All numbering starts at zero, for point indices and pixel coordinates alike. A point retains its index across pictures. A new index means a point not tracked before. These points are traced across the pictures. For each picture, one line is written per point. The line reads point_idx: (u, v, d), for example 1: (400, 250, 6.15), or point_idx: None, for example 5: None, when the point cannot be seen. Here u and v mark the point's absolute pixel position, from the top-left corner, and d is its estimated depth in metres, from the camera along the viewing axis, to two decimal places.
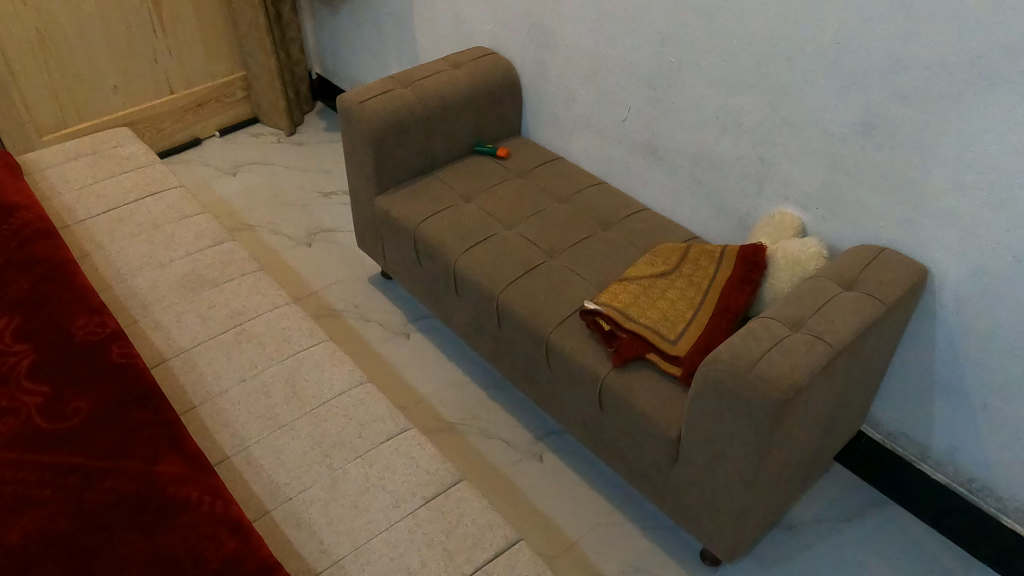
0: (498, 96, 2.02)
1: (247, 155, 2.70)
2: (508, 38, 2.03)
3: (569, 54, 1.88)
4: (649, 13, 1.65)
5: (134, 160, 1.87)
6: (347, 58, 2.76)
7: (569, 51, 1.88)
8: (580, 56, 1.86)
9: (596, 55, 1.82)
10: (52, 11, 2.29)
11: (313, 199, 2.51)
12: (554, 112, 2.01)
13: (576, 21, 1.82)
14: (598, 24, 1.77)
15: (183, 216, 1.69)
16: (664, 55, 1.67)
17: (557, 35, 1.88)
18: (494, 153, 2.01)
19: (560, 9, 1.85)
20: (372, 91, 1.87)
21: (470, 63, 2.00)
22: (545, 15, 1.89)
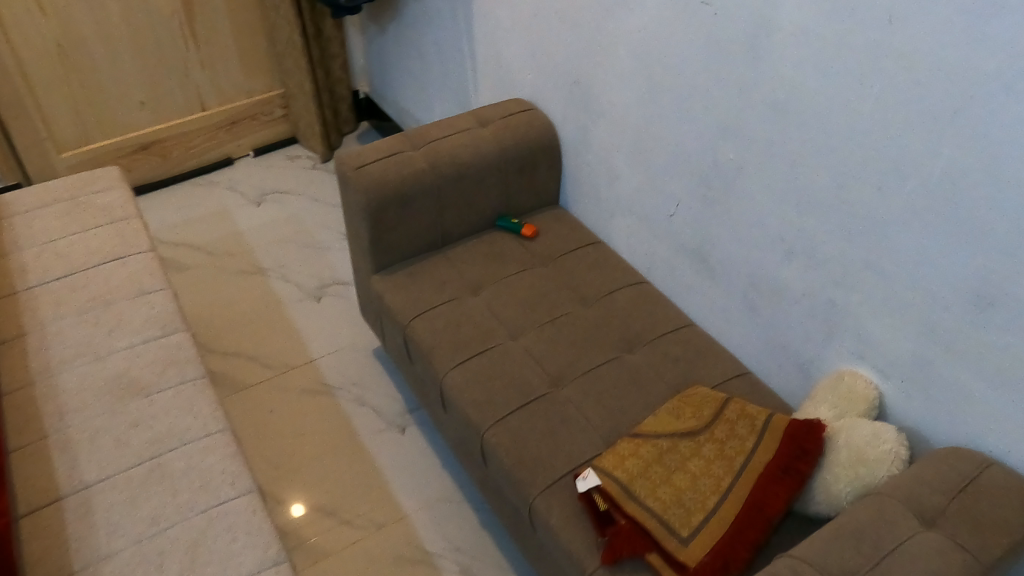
0: (532, 161, 1.68)
1: (277, 182, 2.49)
2: (548, 92, 1.69)
3: (612, 124, 1.53)
4: (709, 95, 1.28)
5: (111, 213, 1.66)
6: (393, 80, 2.48)
7: (613, 121, 1.52)
8: (621, 130, 1.51)
9: (641, 132, 1.46)
10: (74, 22, 2.12)
11: (336, 241, 2.27)
12: (594, 186, 1.66)
13: (622, 88, 1.46)
14: (648, 96, 1.41)
15: (140, 292, 1.47)
16: (726, 150, 1.29)
17: (601, 99, 1.53)
18: (518, 229, 1.67)
19: (605, 71, 1.49)
20: (375, 154, 1.55)
21: (499, 121, 1.66)
22: (586, 76, 1.54)
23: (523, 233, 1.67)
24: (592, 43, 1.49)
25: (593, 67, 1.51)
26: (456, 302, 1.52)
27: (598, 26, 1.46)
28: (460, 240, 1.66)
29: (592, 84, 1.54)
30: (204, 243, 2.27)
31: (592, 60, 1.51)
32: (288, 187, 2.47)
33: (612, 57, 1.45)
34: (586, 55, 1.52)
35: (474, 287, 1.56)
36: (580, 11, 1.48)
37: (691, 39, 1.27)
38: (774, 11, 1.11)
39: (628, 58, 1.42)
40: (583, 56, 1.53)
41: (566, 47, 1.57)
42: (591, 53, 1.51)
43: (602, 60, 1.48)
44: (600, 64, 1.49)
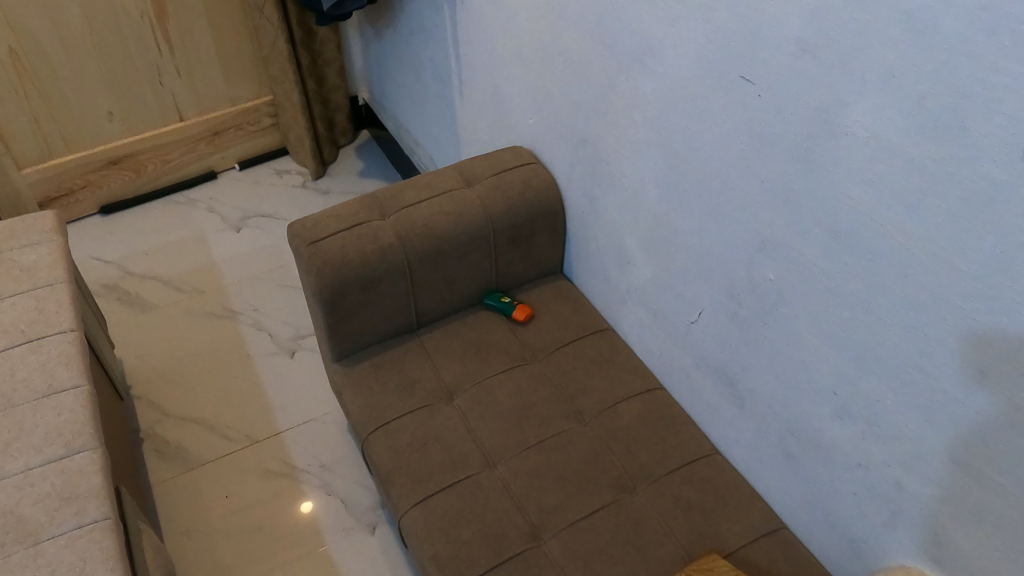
0: (529, 229, 1.37)
1: (260, 203, 2.23)
2: (552, 143, 1.37)
3: (625, 198, 1.22)
4: (745, 193, 0.98)
5: (34, 276, 1.41)
6: (390, 91, 2.17)
7: (625, 195, 1.22)
8: (634, 209, 1.21)
9: (658, 216, 1.16)
10: (29, 26, 1.83)
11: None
12: (602, 264, 1.35)
13: (637, 159, 1.16)
14: (667, 176, 1.11)
15: (48, 391, 1.22)
16: (765, 264, 0.99)
17: (613, 166, 1.22)
18: (508, 310, 1.37)
19: (620, 135, 1.17)
20: (334, 225, 1.26)
21: (488, 180, 1.35)
22: (597, 136, 1.23)
23: (515, 316, 1.37)
24: (603, 100, 1.18)
25: (604, 127, 1.21)
26: (425, 411, 1.24)
27: (611, 79, 1.15)
28: (438, 322, 1.39)
29: (602, 147, 1.23)
30: (172, 276, 2.03)
31: (605, 119, 1.20)
32: (272, 211, 2.21)
33: (626, 121, 1.15)
34: (597, 111, 1.21)
35: (449, 390, 1.28)
36: (593, 58, 1.17)
37: (727, 120, 0.96)
38: (841, 109, 0.80)
39: (647, 126, 1.11)
40: (593, 112, 1.22)
41: (572, 98, 1.26)
42: (602, 112, 1.20)
43: (613, 121, 1.18)
44: (613, 124, 1.19)
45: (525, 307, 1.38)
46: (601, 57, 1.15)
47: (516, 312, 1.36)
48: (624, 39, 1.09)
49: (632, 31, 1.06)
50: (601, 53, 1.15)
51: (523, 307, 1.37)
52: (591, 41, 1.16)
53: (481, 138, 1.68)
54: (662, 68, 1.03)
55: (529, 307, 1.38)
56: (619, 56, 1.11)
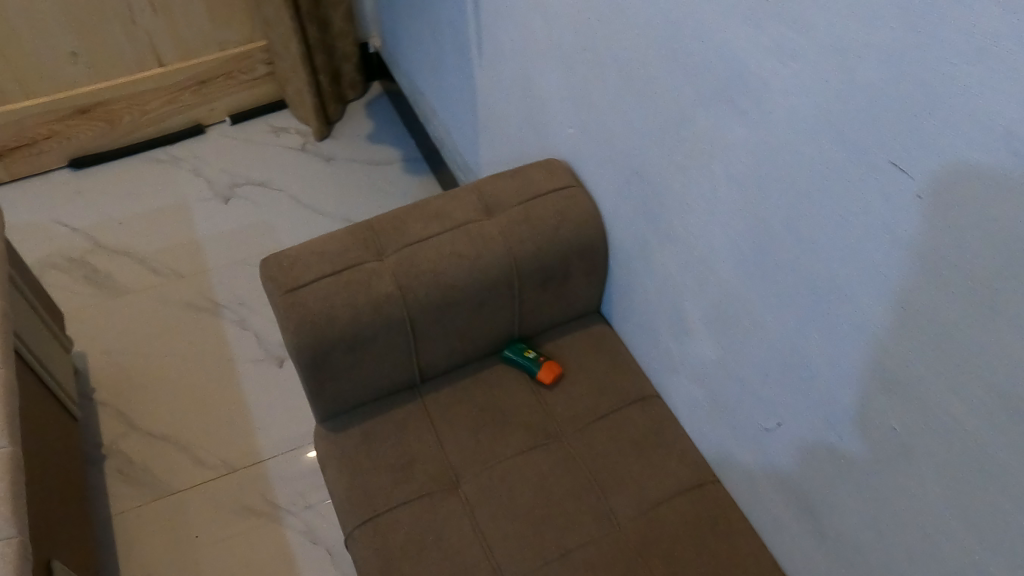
0: (564, 270, 1.10)
1: (252, 168, 1.94)
2: (595, 165, 1.07)
3: (695, 261, 0.94)
4: (870, 316, 0.68)
5: None
6: (404, 44, 1.84)
7: (696, 258, 0.93)
8: (707, 278, 0.92)
9: (736, 295, 0.88)
10: None
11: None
12: (653, 322, 1.08)
13: (717, 220, 0.86)
14: (753, 254, 0.82)
15: None
16: (882, 408, 0.70)
17: (679, 216, 0.93)
18: (533, 369, 1.12)
19: (694, 182, 0.88)
20: (318, 265, 1.00)
21: (514, 210, 1.06)
22: (662, 175, 0.94)
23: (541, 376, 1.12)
24: (675, 134, 0.88)
25: (674, 167, 0.91)
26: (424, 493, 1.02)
27: (686, 111, 0.85)
28: (445, 377, 1.14)
29: (668, 191, 0.94)
30: (147, 253, 1.76)
31: (674, 158, 0.90)
32: (265, 177, 1.92)
33: (705, 168, 0.85)
34: (664, 144, 0.91)
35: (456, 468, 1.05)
36: (665, 77, 0.86)
37: (854, 214, 0.66)
38: None
39: (732, 183, 0.81)
40: (658, 144, 0.92)
41: (631, 119, 0.96)
42: (671, 148, 0.90)
43: (685, 163, 0.88)
44: (685, 167, 0.89)
45: (553, 366, 1.12)
46: (678, 78, 0.84)
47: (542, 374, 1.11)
48: (711, 63, 0.78)
49: (725, 56, 0.75)
50: (677, 73, 0.84)
51: (551, 367, 1.11)
52: (665, 54, 0.85)
53: (505, 132, 1.37)
54: (764, 115, 0.73)
55: (556, 364, 1.13)
56: (704, 83, 0.80)
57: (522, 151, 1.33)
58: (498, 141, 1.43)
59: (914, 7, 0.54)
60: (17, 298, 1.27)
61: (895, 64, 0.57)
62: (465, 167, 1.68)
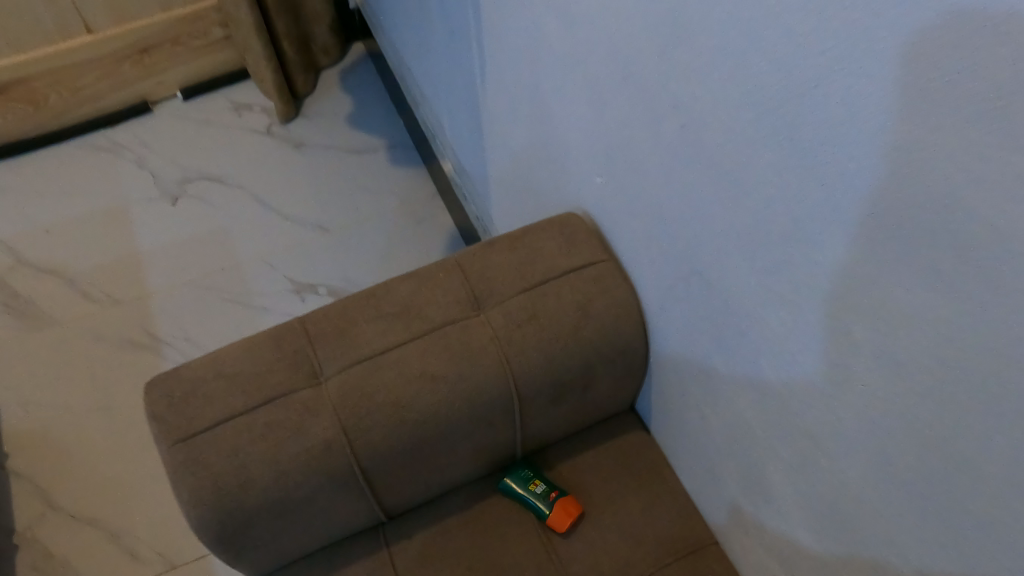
0: (588, 380, 0.76)
1: (207, 158, 1.59)
2: (633, 234, 0.73)
3: (790, 425, 0.59)
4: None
5: None
6: (385, 5, 1.46)
7: (792, 421, 0.59)
8: (810, 456, 0.58)
9: (863, 502, 0.54)
10: None
11: (274, 296, 1.39)
12: (714, 460, 0.75)
13: (840, 391, 0.52)
14: (906, 470, 0.48)
15: None
16: None
17: (765, 355, 0.59)
18: (540, 513, 0.79)
19: (800, 320, 0.53)
20: (227, 396, 0.68)
21: (513, 302, 0.73)
22: (743, 291, 0.58)
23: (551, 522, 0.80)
24: (769, 240, 0.53)
25: (762, 286, 0.56)
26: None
27: (796, 215, 0.49)
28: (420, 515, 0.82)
29: (750, 314, 0.59)
30: (79, 273, 1.44)
31: (766, 274, 0.55)
32: (222, 172, 1.57)
33: (821, 311, 0.50)
34: (751, 252, 0.55)
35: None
36: (759, 150, 0.50)
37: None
38: None
39: (875, 355, 0.47)
40: (736, 242, 0.57)
41: (693, 195, 0.60)
42: (760, 259, 0.55)
43: (783, 290, 0.53)
44: (785, 295, 0.53)
45: (570, 508, 0.80)
46: (784, 159, 0.48)
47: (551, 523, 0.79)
48: (855, 159, 0.42)
49: (888, 154, 0.40)
50: (783, 152, 0.48)
51: (567, 511, 0.79)
52: (761, 116, 0.48)
53: (504, 148, 1.01)
54: (966, 287, 0.38)
55: (575, 503, 0.80)
56: (833, 187, 0.44)
57: (529, 179, 0.97)
58: (496, 156, 1.06)
59: None
60: None
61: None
62: (458, 168, 1.32)
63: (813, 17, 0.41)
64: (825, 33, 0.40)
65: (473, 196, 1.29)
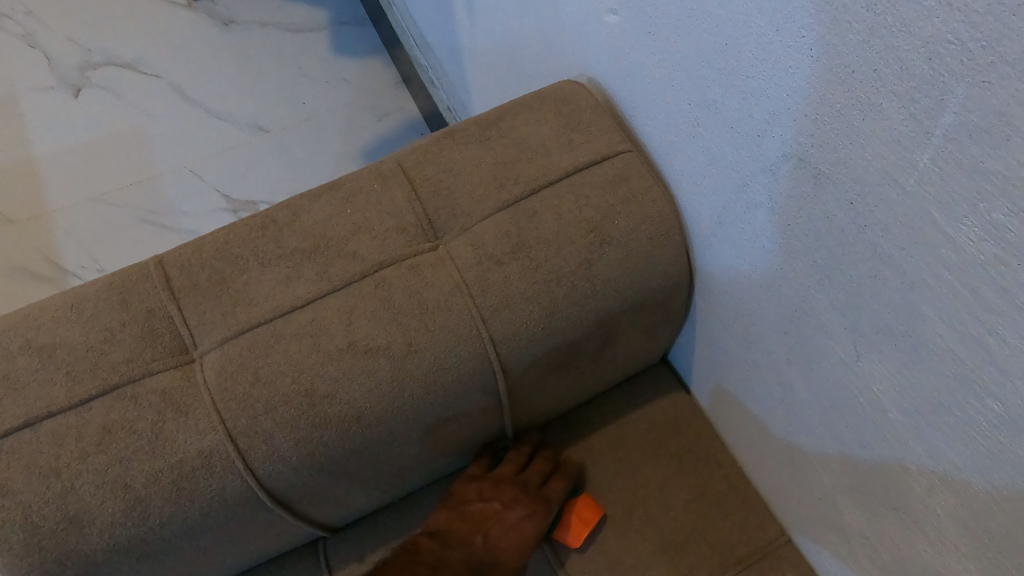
0: (606, 339, 0.51)
1: (110, 36, 1.27)
2: (676, 115, 0.46)
3: (960, 431, 0.35)
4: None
5: None
6: None
7: (970, 429, 0.34)
8: (1001, 486, 0.34)
9: None
10: None
11: (205, 214, 1.12)
12: (790, 452, 0.51)
13: None
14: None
15: None
16: None
17: (930, 319, 0.33)
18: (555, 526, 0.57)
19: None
20: (41, 386, 0.43)
21: (489, 225, 0.47)
22: (899, 205, 0.32)
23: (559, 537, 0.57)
24: (990, 99, 0.26)
25: (949, 196, 0.30)
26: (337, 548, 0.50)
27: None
28: (371, 528, 0.58)
29: (912, 246, 0.33)
30: None
31: (967, 174, 0.28)
32: (131, 55, 1.25)
33: None
34: (933, 132, 0.29)
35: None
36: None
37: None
38: None
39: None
40: (895, 117, 0.30)
41: (802, 28, 0.33)
42: (948, 142, 0.28)
43: (999, 204, 0.28)
44: (1010, 209, 0.27)
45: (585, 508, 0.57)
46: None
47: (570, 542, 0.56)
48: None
49: None
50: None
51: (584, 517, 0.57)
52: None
53: (471, 4, 0.72)
54: None
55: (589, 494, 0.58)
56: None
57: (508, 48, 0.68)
58: (462, 19, 0.77)
59: None
60: None
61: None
62: (423, 43, 1.02)
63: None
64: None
65: (442, 79, 1.01)
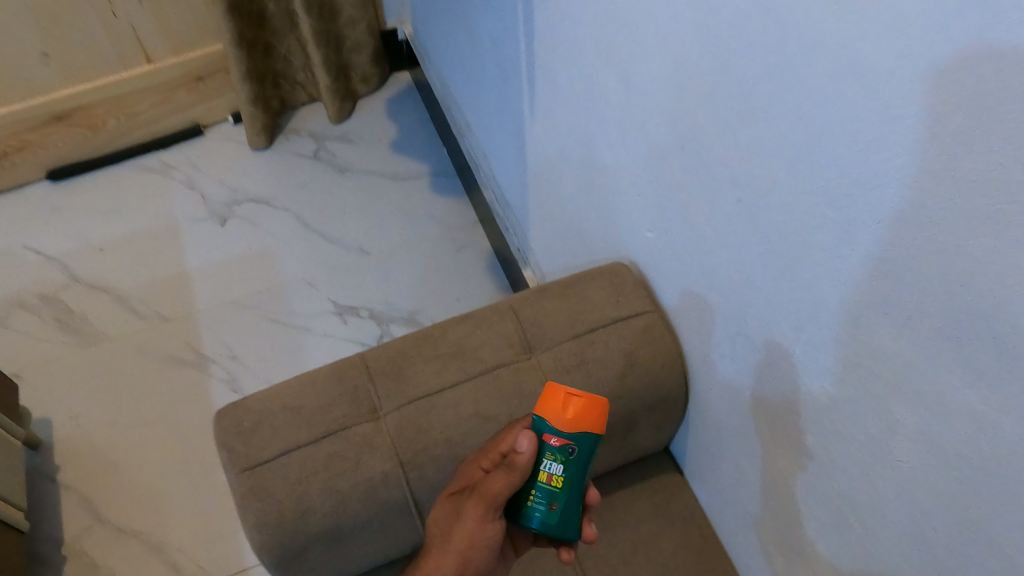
0: (629, 426, 0.80)
1: (254, 179, 1.64)
2: (682, 288, 0.76)
3: (823, 487, 0.62)
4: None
5: None
6: (438, 41, 1.51)
7: (825, 486, 0.62)
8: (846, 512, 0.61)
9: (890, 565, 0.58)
10: None
11: (318, 319, 1.44)
12: (746, 510, 0.78)
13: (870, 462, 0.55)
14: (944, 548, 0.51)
15: None
16: None
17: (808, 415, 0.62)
18: (582, 447, 0.57)
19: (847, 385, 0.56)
20: (291, 429, 0.71)
21: (563, 347, 0.77)
22: (783, 359, 0.62)
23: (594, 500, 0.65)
24: (815, 314, 0.56)
25: (803, 357, 0.59)
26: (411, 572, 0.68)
27: (854, 306, 0.51)
28: None
29: (790, 381, 0.62)
30: (129, 290, 1.51)
31: (810, 345, 0.57)
32: (269, 194, 1.62)
33: (858, 388, 0.53)
34: (803, 325, 0.58)
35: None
36: (816, 234, 0.53)
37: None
38: None
39: (931, 436, 0.48)
40: (782, 311, 0.60)
41: (743, 261, 0.64)
42: (802, 328, 0.58)
43: (821, 360, 0.57)
44: (825, 366, 0.56)
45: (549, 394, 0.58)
46: (838, 243, 0.51)
47: (600, 407, 0.57)
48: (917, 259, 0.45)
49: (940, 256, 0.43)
50: (837, 241, 0.51)
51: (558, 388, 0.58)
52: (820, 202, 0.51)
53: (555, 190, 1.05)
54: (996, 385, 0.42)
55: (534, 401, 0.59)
56: (890, 284, 0.47)
57: (577, 220, 1.00)
58: (546, 195, 1.10)
59: None
60: None
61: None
62: (504, 201, 1.36)
63: (882, 106, 0.44)
64: (896, 134, 0.43)
65: (517, 229, 1.34)
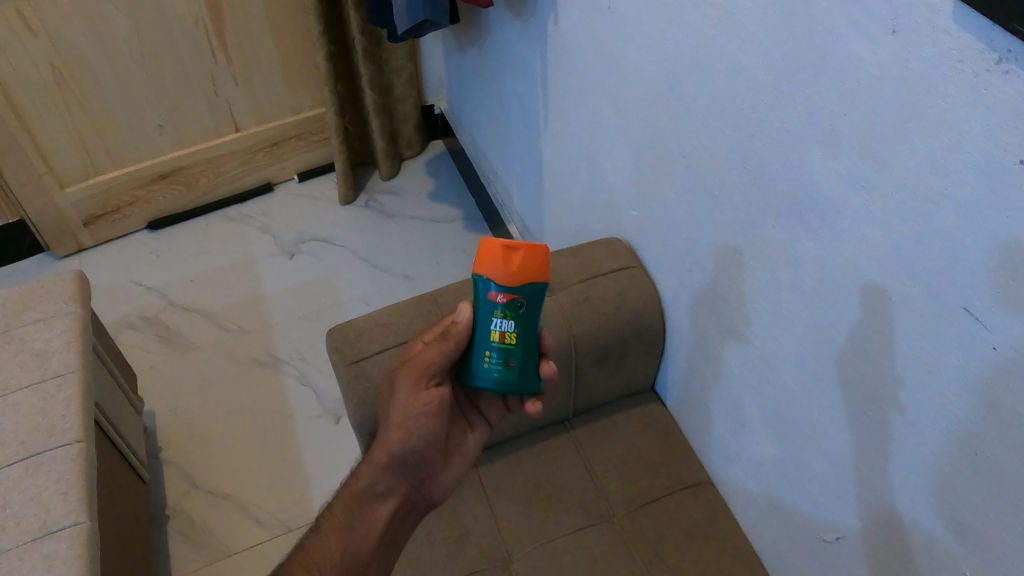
0: (623, 349, 1.10)
1: (317, 224, 2.00)
2: (657, 246, 1.08)
3: (752, 358, 0.93)
4: (937, 446, 0.69)
5: (41, 366, 1.22)
6: (471, 111, 1.89)
7: (755, 355, 0.93)
8: (767, 373, 0.91)
9: (794, 397, 0.87)
10: (73, 42, 1.64)
11: None
12: (709, 408, 1.07)
13: (775, 320, 0.87)
14: (818, 362, 0.82)
15: (39, 533, 1.03)
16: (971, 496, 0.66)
17: (740, 312, 0.93)
18: (524, 295, 0.77)
19: (757, 279, 0.88)
20: (382, 337, 1.02)
21: (574, 288, 1.09)
22: (723, 271, 0.94)
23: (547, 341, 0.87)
24: (735, 229, 0.89)
25: (733, 262, 0.91)
26: (375, 455, 0.85)
27: (752, 212, 0.85)
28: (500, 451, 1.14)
29: (728, 287, 0.94)
30: (217, 310, 1.83)
31: (734, 251, 0.91)
32: (330, 235, 1.97)
33: (762, 268, 0.86)
34: (729, 241, 0.91)
35: (441, 479, 0.89)
36: (727, 174, 0.88)
37: (933, 346, 0.66)
38: None
39: (798, 287, 0.81)
40: (717, 237, 0.93)
41: (690, 207, 0.97)
42: (729, 239, 0.91)
43: (741, 258, 0.89)
44: (744, 262, 0.89)
45: (492, 256, 0.77)
46: (745, 174, 0.84)
47: (540, 253, 0.77)
48: (778, 168, 0.79)
49: (791, 163, 0.76)
50: (742, 171, 0.85)
51: (500, 249, 0.76)
52: (730, 149, 0.86)
53: (568, 205, 1.39)
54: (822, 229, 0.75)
55: (479, 264, 0.78)
56: (770, 189, 0.81)
57: (582, 222, 1.34)
58: (558, 210, 1.44)
59: (992, 172, 0.56)
60: (98, 367, 1.35)
61: (973, 213, 0.58)
62: (526, 229, 1.70)
63: (755, 83, 0.79)
64: (763, 98, 0.78)
65: None
